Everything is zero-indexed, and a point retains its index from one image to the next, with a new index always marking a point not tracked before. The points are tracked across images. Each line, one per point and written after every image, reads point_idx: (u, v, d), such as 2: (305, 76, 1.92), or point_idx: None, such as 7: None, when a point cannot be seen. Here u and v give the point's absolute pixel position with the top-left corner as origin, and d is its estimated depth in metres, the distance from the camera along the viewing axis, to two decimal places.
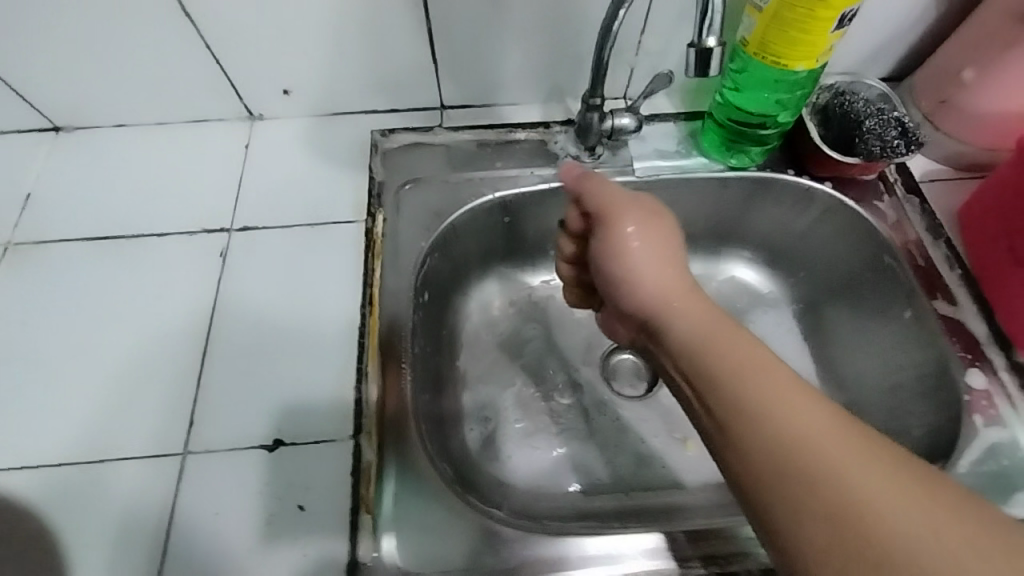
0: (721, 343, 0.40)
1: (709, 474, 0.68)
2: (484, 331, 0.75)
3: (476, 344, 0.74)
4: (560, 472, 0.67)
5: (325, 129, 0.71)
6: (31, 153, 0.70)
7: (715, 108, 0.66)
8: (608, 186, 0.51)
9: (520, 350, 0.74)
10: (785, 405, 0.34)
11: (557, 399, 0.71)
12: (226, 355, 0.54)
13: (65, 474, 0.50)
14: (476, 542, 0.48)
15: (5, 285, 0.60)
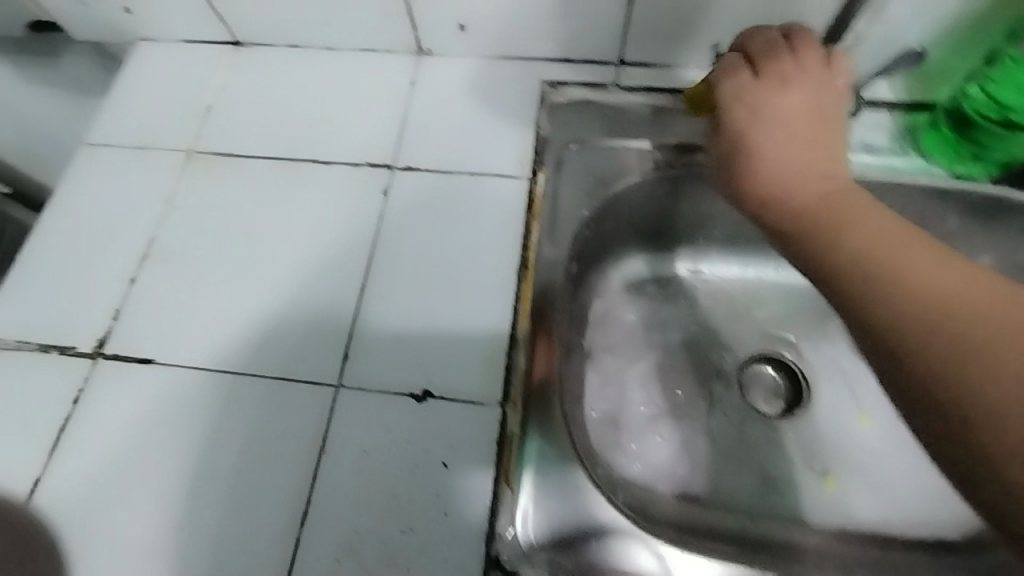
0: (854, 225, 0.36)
1: (841, 510, 0.64)
2: (618, 309, 0.71)
3: (608, 321, 0.70)
4: (680, 475, 0.65)
5: (495, 72, 0.66)
6: (210, 63, 0.70)
7: (955, 104, 0.54)
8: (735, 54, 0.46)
9: (654, 337, 0.71)
10: (889, 249, 0.34)
11: (685, 396, 0.68)
12: (384, 298, 0.54)
13: (231, 383, 0.52)
14: (616, 542, 0.44)
15: (187, 191, 0.62)
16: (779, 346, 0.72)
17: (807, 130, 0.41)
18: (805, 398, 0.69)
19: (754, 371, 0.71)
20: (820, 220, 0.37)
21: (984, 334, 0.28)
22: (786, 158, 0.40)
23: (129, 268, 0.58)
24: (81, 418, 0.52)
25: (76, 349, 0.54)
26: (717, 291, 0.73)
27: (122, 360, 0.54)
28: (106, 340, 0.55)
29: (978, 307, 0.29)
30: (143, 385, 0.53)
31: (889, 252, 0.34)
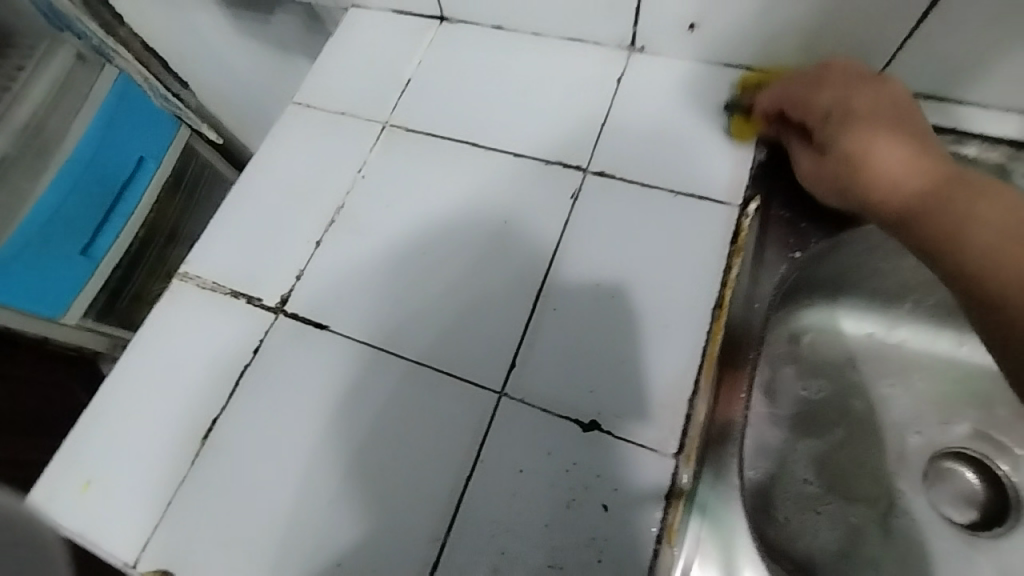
0: (982, 231, 0.40)
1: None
2: (795, 368, 0.62)
3: (779, 382, 0.61)
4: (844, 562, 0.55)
5: (712, 81, 0.59)
6: (414, 37, 0.70)
7: None
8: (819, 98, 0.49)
9: (831, 405, 0.62)
10: (1012, 253, 0.38)
11: (853, 477, 0.60)
12: (559, 309, 0.51)
13: (394, 366, 0.52)
14: None
15: (377, 163, 0.62)
16: (993, 456, 0.60)
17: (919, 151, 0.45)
18: (1009, 517, 0.58)
19: (947, 470, 0.61)
20: (938, 217, 0.42)
21: None
22: (899, 151, 0.45)
23: (316, 231, 0.60)
24: (257, 369, 0.54)
25: (262, 301, 0.57)
26: (918, 365, 0.62)
27: (299, 321, 0.56)
28: (288, 297, 0.57)
29: None
30: (314, 349, 0.54)
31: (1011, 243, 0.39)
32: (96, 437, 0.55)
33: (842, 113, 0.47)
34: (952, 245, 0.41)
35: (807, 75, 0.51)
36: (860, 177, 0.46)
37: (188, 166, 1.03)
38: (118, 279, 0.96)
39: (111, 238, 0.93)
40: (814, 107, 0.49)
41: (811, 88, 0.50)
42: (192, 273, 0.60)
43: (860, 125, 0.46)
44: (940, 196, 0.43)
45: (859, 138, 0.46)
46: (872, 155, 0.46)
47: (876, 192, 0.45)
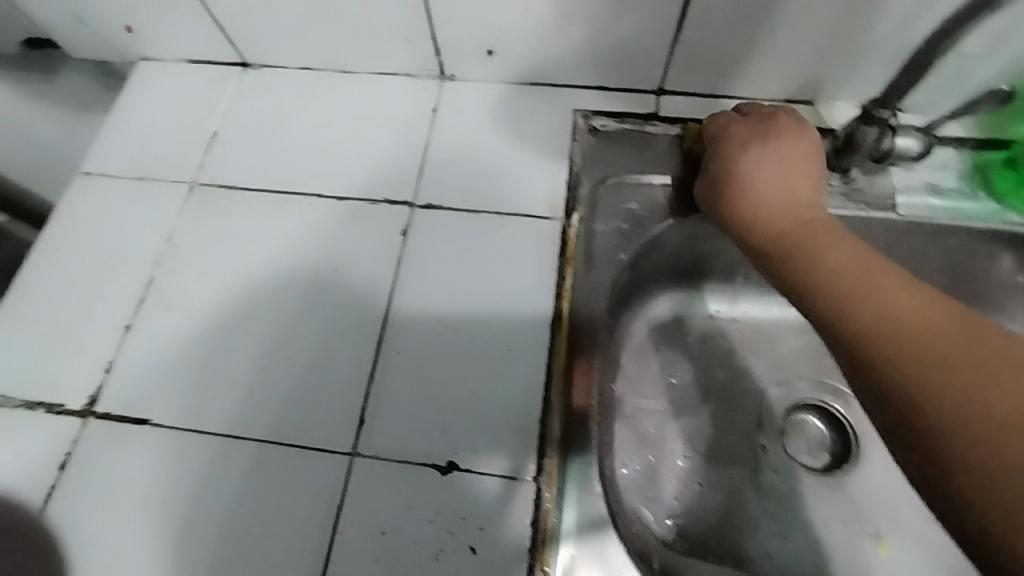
0: (836, 255, 0.37)
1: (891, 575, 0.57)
2: (656, 361, 0.65)
3: (642, 375, 0.64)
4: (722, 527, 0.58)
5: (523, 100, 0.61)
6: (217, 86, 0.65)
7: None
8: (767, 134, 0.47)
9: (696, 387, 0.64)
10: (862, 278, 0.35)
11: (726, 440, 0.62)
12: (403, 352, 0.49)
13: (232, 448, 0.47)
14: None
15: (188, 227, 0.57)
16: (827, 398, 0.65)
17: (802, 180, 0.44)
18: (853, 454, 0.63)
19: (796, 422, 0.64)
20: (792, 235, 0.40)
21: (929, 328, 0.31)
22: (781, 178, 0.44)
23: (124, 314, 0.53)
24: (69, 485, 0.47)
25: (66, 408, 0.50)
26: (759, 332, 0.67)
27: (114, 420, 0.49)
28: (97, 397, 0.50)
29: (935, 311, 0.32)
30: (137, 450, 0.48)
31: (857, 271, 0.36)
32: None
33: (772, 152, 0.46)
34: (809, 263, 0.38)
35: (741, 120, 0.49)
36: (724, 189, 0.46)
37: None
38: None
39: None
40: (761, 170, 0.45)
41: (751, 145, 0.47)
42: None
43: (771, 163, 0.45)
44: (796, 221, 0.41)
45: (758, 167, 0.45)
46: (761, 178, 0.44)
47: (740, 209, 0.44)
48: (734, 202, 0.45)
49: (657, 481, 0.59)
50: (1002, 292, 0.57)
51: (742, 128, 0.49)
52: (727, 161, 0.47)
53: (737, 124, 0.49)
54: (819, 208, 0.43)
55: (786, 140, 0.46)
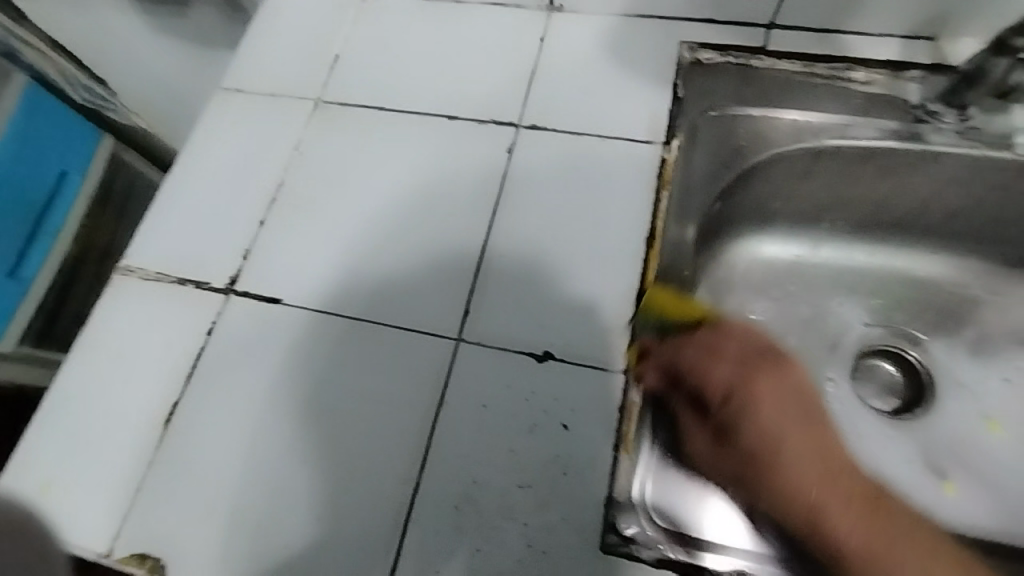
0: (876, 533, 0.37)
1: (956, 514, 0.59)
2: (740, 299, 0.66)
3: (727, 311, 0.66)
4: None
5: (627, 31, 0.63)
6: (339, 14, 0.70)
7: None
8: (769, 389, 0.42)
9: (780, 325, 0.66)
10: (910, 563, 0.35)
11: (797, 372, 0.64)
12: (505, 255, 0.53)
13: (351, 327, 0.52)
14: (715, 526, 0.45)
15: (314, 137, 0.63)
16: (904, 345, 0.65)
17: (816, 431, 0.42)
18: (925, 399, 0.64)
19: (868, 364, 0.66)
20: (839, 504, 0.38)
21: None
22: (802, 441, 0.41)
23: (258, 209, 0.60)
24: (214, 350, 0.53)
25: (211, 284, 0.56)
26: (839, 281, 0.67)
27: (251, 297, 0.55)
28: (238, 277, 0.56)
29: None
30: (269, 322, 0.54)
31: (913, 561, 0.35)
32: (50, 446, 0.52)
33: (769, 437, 0.41)
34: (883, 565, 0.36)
35: (735, 337, 0.44)
36: (746, 444, 0.42)
37: (117, 179, 1.01)
38: (54, 301, 0.93)
39: (38, 258, 0.90)
40: (770, 441, 0.41)
41: (752, 402, 0.42)
42: (134, 265, 0.59)
43: (779, 441, 0.41)
44: (839, 487, 0.39)
45: (771, 432, 0.41)
46: (783, 454, 0.41)
47: (777, 493, 0.41)
48: (769, 478, 0.41)
49: None
50: None
51: (758, 387, 0.43)
52: (743, 438, 0.42)
53: (739, 378, 0.43)
54: (845, 459, 0.41)
55: (788, 389, 0.42)
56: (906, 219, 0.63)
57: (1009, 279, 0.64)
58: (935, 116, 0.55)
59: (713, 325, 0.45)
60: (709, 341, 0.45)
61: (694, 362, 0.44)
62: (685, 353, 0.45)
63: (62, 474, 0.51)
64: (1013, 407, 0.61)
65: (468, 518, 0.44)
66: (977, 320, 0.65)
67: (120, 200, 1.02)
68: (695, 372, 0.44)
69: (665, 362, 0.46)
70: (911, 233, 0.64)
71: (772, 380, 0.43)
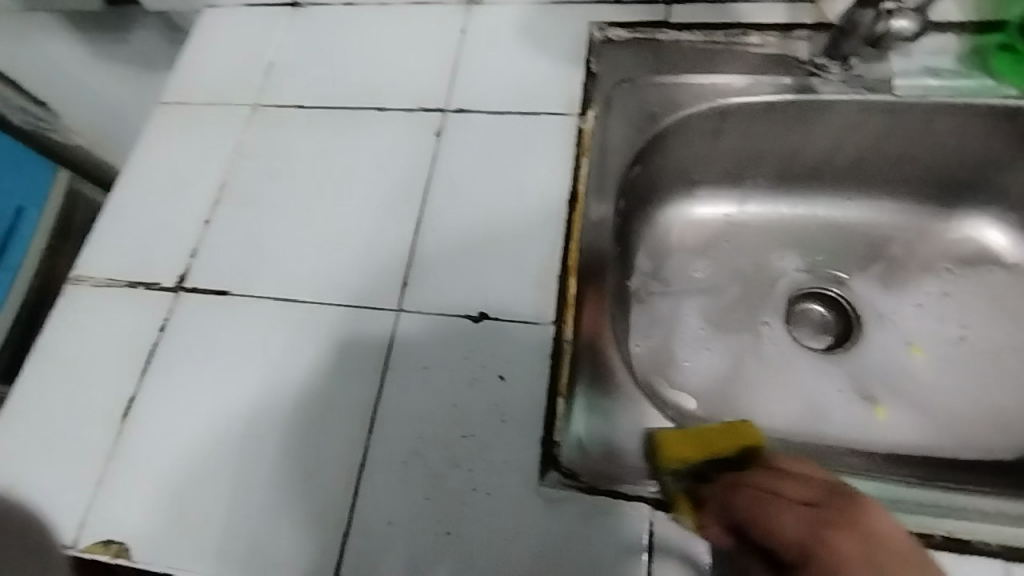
0: None
1: (894, 437, 0.61)
2: (679, 261, 0.71)
3: (667, 271, 0.70)
4: (729, 392, 0.64)
5: (541, 17, 0.67)
6: (272, 24, 0.74)
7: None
8: (865, 543, 0.31)
9: (717, 279, 0.70)
10: None
11: (734, 320, 0.68)
12: (439, 228, 0.57)
13: (297, 308, 0.55)
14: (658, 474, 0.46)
15: (253, 139, 0.66)
16: (828, 285, 0.70)
17: None
18: (853, 331, 0.67)
19: (800, 309, 0.69)
20: None
21: None
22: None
23: (204, 209, 0.62)
24: (168, 341, 0.55)
25: (161, 284, 0.58)
26: (765, 234, 0.72)
27: (200, 292, 0.57)
28: (187, 274, 0.58)
29: None
30: (219, 311, 0.56)
31: None
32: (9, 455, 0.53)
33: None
34: None
35: (799, 482, 0.37)
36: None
37: (77, 211, 1.02)
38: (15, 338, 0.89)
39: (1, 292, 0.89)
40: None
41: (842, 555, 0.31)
42: (85, 274, 0.60)
43: None
44: None
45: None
46: None
47: None
48: None
49: (669, 354, 0.66)
50: (992, 167, 0.63)
51: (844, 535, 0.31)
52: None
53: (824, 523, 0.32)
54: None
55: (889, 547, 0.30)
56: (817, 168, 0.68)
57: (917, 213, 0.69)
58: (822, 68, 0.60)
59: (771, 473, 0.40)
60: (771, 488, 0.37)
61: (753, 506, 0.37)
62: (739, 495, 0.39)
63: (24, 476, 0.52)
64: (928, 329, 0.66)
65: (416, 470, 0.47)
66: (887, 253, 0.69)
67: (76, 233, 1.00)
68: (760, 519, 0.36)
69: (719, 507, 0.40)
70: (824, 181, 0.69)
71: (868, 529, 0.31)
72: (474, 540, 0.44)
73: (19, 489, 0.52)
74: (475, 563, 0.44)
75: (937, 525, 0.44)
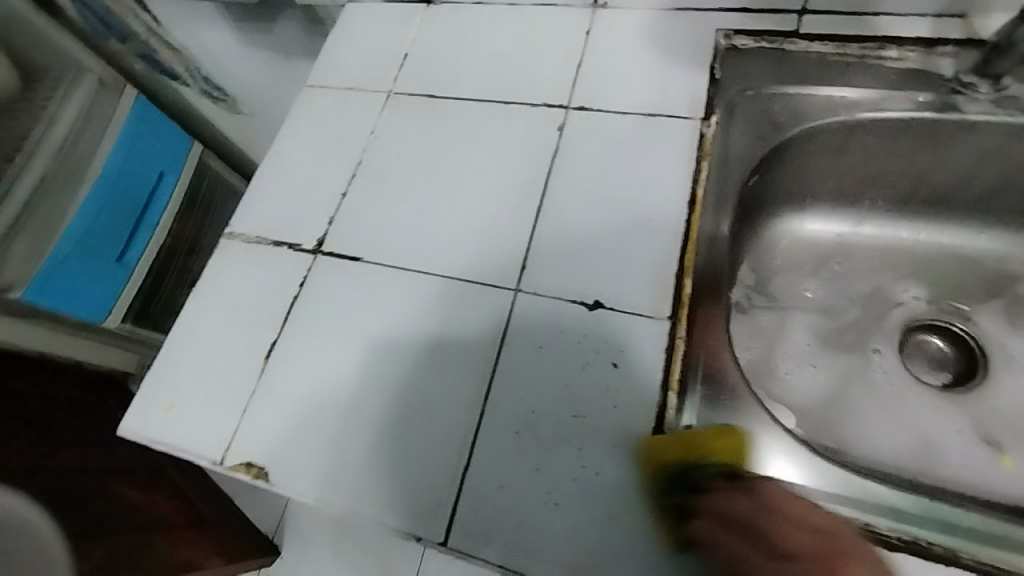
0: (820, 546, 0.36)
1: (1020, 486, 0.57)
2: (790, 279, 0.70)
3: (772, 284, 0.70)
4: (831, 409, 0.63)
5: (668, 23, 0.68)
6: (409, 19, 0.79)
7: None
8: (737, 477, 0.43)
9: (830, 299, 0.69)
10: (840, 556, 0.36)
11: (839, 340, 0.67)
12: (558, 219, 0.59)
13: (423, 280, 0.59)
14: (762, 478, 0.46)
15: (388, 123, 0.71)
16: (953, 320, 0.68)
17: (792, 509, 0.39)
18: (976, 372, 0.65)
19: (916, 340, 0.68)
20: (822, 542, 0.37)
21: None
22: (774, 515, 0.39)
23: (341, 184, 0.68)
24: (306, 297, 0.61)
25: (302, 247, 0.64)
26: (879, 257, 0.70)
27: (336, 256, 0.63)
28: (323, 240, 0.64)
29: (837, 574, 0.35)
30: (352, 276, 0.61)
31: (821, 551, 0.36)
32: (167, 380, 0.60)
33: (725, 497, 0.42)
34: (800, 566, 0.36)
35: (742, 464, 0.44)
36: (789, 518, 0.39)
37: (203, 181, 1.19)
38: (150, 283, 1.13)
39: (140, 246, 1.08)
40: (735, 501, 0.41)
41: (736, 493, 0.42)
42: (237, 232, 0.68)
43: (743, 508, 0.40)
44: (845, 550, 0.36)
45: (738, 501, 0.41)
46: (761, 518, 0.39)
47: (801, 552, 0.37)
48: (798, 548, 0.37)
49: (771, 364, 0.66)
50: None
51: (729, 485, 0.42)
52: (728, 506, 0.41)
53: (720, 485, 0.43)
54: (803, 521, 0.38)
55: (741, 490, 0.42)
56: (949, 194, 0.66)
57: None
58: (969, 88, 0.58)
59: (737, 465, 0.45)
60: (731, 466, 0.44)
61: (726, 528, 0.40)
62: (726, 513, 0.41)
63: (175, 401, 0.59)
64: None
65: (528, 441, 0.49)
66: (1014, 290, 0.67)
67: (204, 198, 1.20)
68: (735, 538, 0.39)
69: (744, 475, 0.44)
70: (954, 209, 0.67)
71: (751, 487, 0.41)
72: (585, 512, 0.47)
73: (170, 409, 0.59)
74: (581, 535, 0.46)
75: (996, 555, 0.43)
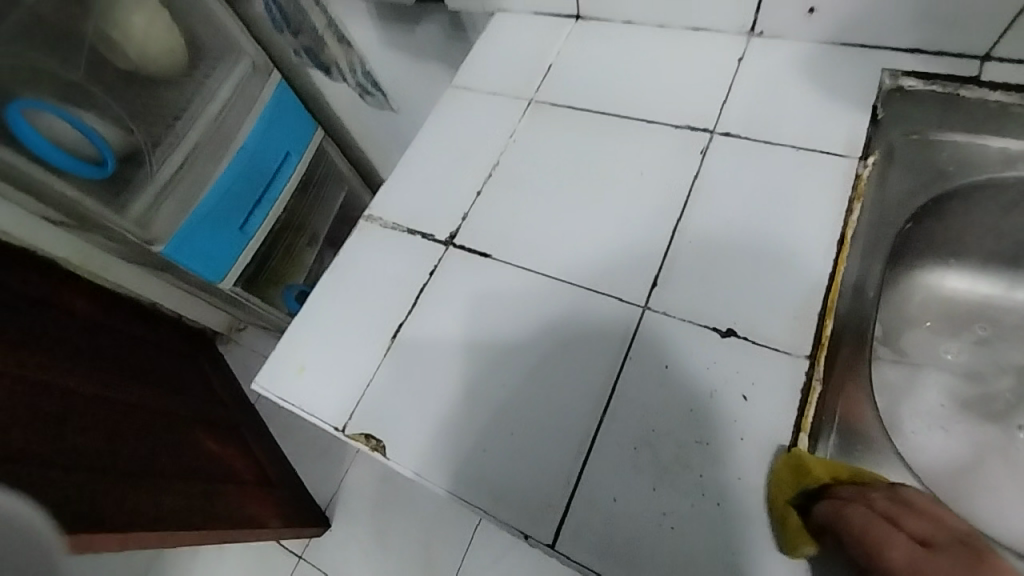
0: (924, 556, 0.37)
1: None
2: (925, 336, 0.66)
3: (906, 339, 0.65)
4: (961, 479, 0.58)
5: (829, 58, 0.65)
6: (553, 32, 0.81)
7: None
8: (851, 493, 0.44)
9: (971, 365, 0.65)
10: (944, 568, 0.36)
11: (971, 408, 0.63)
12: (694, 243, 0.59)
13: (551, 284, 0.60)
14: None
15: (527, 130, 0.73)
16: None
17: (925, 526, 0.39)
18: None
19: None
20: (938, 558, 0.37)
21: None
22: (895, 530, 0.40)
23: (477, 182, 0.71)
24: (435, 284, 0.64)
25: (435, 236, 0.68)
26: None
27: (467, 249, 0.65)
28: (456, 233, 0.67)
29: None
30: (481, 270, 0.64)
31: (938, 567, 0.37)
32: (302, 342, 0.65)
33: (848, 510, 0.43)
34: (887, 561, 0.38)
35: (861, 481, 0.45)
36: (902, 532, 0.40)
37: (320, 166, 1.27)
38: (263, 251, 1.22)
39: (261, 217, 1.16)
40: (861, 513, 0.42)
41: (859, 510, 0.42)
42: (376, 215, 0.72)
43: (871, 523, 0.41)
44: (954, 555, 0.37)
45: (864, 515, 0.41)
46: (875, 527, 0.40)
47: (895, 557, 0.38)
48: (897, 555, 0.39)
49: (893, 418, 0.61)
50: None
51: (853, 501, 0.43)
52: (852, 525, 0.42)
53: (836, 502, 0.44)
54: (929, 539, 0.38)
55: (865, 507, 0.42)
56: None
57: None
58: None
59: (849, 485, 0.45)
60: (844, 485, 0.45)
61: (858, 530, 0.41)
62: (853, 511, 0.42)
63: (308, 364, 0.64)
64: None
65: (646, 459, 0.49)
66: None
67: (320, 179, 1.28)
68: (871, 539, 0.40)
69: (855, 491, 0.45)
70: None
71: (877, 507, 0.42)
72: (699, 539, 0.46)
73: (301, 371, 0.64)
74: (692, 561, 0.46)
75: None
